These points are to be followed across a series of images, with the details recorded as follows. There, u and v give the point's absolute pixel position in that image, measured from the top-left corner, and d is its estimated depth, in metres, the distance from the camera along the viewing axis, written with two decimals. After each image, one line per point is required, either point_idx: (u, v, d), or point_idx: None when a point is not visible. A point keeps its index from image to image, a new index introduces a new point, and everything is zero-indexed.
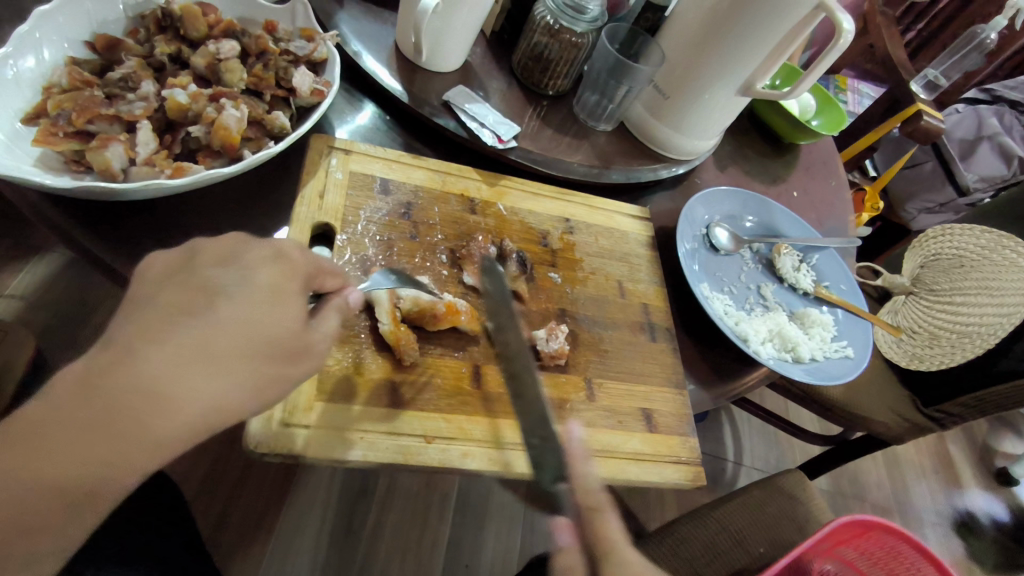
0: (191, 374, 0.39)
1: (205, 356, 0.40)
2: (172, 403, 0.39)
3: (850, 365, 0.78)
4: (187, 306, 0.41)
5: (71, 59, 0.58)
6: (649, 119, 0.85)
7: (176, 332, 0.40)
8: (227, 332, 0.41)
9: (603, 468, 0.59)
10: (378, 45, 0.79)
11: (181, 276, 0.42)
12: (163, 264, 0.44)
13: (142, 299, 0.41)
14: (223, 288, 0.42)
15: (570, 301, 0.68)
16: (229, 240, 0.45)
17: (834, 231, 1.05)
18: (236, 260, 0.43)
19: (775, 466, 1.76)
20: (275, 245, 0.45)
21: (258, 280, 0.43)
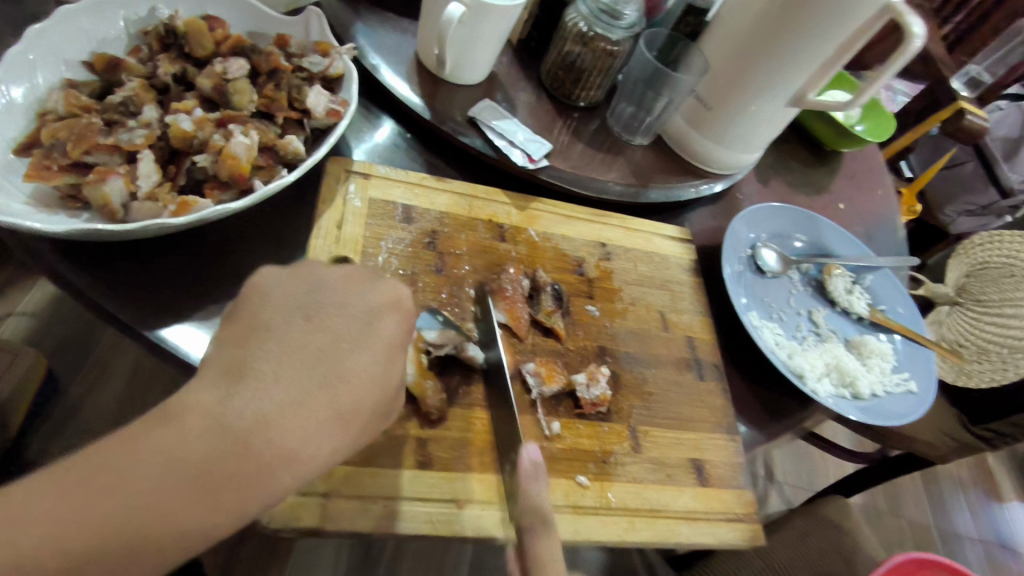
0: (297, 427, 0.38)
1: (304, 411, 0.38)
2: (258, 467, 0.36)
3: (914, 401, 0.72)
4: (308, 350, 0.40)
5: (68, 83, 0.53)
6: (689, 132, 0.79)
7: (293, 379, 0.39)
8: (348, 383, 0.41)
9: (653, 531, 0.53)
10: (396, 56, 0.73)
11: (306, 315, 0.42)
12: (275, 292, 0.42)
13: (263, 330, 0.40)
14: (351, 337, 0.42)
15: (610, 337, 0.62)
16: (347, 286, 0.44)
17: (884, 246, 0.98)
18: (360, 307, 0.44)
19: (809, 484, 1.69)
20: (396, 294, 0.45)
21: (383, 332, 0.44)
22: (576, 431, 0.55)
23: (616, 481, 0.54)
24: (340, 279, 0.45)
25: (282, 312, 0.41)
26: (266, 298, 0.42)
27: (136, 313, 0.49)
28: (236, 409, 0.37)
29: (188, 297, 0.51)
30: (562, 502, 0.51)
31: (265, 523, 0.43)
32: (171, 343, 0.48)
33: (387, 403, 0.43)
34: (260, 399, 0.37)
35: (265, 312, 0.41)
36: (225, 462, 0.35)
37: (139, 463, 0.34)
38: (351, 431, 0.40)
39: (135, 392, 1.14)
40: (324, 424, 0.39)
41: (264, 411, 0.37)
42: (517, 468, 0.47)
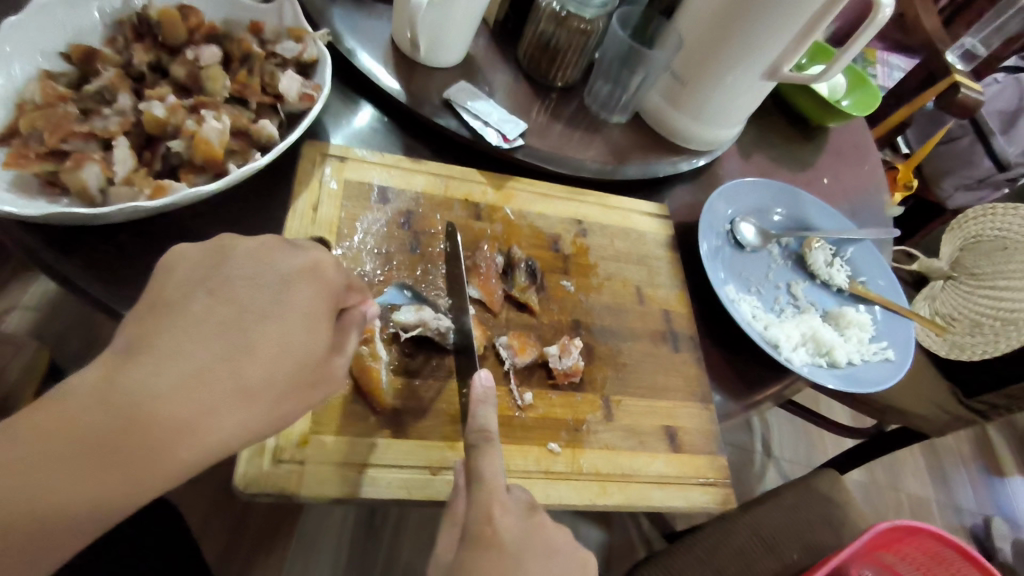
0: (192, 408, 0.35)
1: (202, 393, 0.35)
2: (158, 447, 0.34)
3: (891, 369, 0.73)
4: (209, 321, 0.37)
5: (45, 73, 0.55)
6: (667, 108, 0.79)
7: (193, 358, 0.36)
8: (251, 359, 0.37)
9: (622, 496, 0.55)
10: (373, 41, 0.74)
11: (210, 284, 0.38)
12: (186, 264, 0.39)
13: (167, 304, 0.37)
14: (256, 308, 0.38)
15: (585, 310, 0.64)
16: (267, 251, 0.41)
17: (869, 219, 0.98)
18: (276, 274, 0.40)
19: (806, 460, 1.70)
20: (314, 258, 0.42)
21: (296, 302, 0.40)
22: (549, 401, 0.57)
23: (588, 448, 0.56)
24: (251, 246, 0.41)
25: (184, 285, 0.38)
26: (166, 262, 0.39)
27: (116, 294, 0.51)
28: (131, 387, 0.34)
29: None
30: (533, 468, 0.53)
31: (241, 490, 0.45)
32: None
33: (298, 379, 0.39)
34: (150, 382, 0.34)
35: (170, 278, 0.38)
36: (131, 445, 0.34)
37: (59, 440, 0.33)
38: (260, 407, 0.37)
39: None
40: (222, 402, 0.36)
41: (157, 392, 0.34)
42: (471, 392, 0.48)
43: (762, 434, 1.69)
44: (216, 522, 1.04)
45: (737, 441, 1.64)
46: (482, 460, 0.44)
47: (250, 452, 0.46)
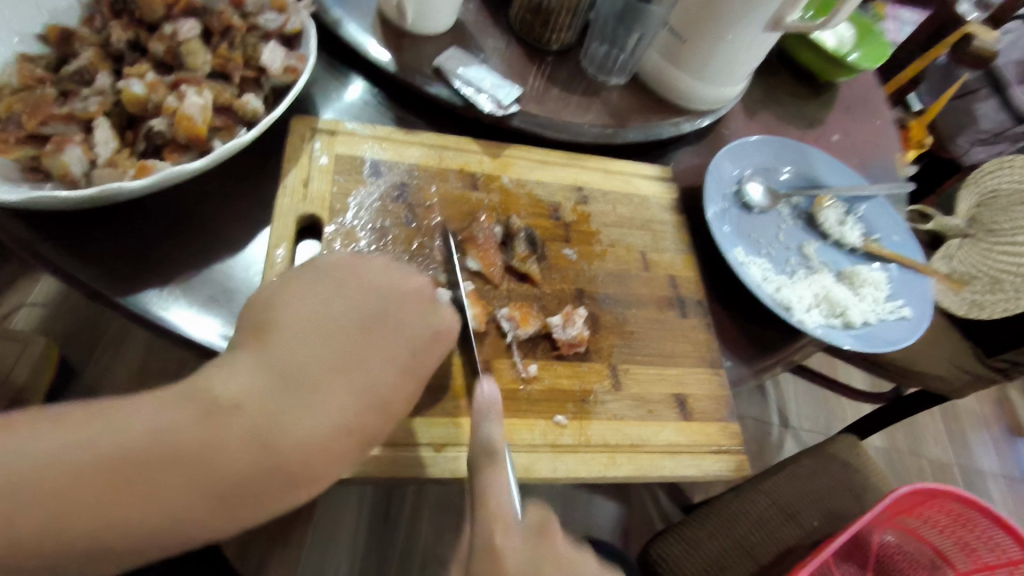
0: (288, 416, 0.39)
1: (300, 401, 0.40)
2: (263, 449, 0.37)
3: (908, 328, 0.70)
4: (327, 344, 0.43)
5: (22, 56, 0.53)
6: (667, 68, 0.76)
7: (303, 370, 0.41)
8: (356, 378, 0.42)
9: (632, 467, 0.53)
10: (359, 10, 0.72)
11: (335, 308, 0.45)
12: (312, 284, 0.46)
13: (293, 322, 0.44)
14: (377, 333, 0.46)
15: (589, 279, 0.62)
16: (410, 308, 0.48)
17: (881, 175, 0.95)
18: (391, 304, 0.48)
19: (825, 428, 1.67)
20: (423, 291, 0.50)
21: (402, 328, 0.47)
22: (554, 371, 0.55)
23: (595, 419, 0.54)
24: (373, 273, 0.49)
25: (310, 303, 0.45)
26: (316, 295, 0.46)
27: (105, 279, 0.50)
28: (263, 388, 0.39)
29: (157, 262, 0.52)
30: (540, 441, 0.51)
31: None
32: (139, 304, 0.49)
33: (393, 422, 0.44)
34: (288, 407, 0.39)
35: (328, 316, 0.45)
36: (207, 449, 0.36)
37: None
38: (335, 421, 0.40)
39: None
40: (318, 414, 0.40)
41: (287, 414, 0.39)
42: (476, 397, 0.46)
43: (779, 405, 1.66)
44: None
45: (754, 412, 1.62)
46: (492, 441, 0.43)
47: None
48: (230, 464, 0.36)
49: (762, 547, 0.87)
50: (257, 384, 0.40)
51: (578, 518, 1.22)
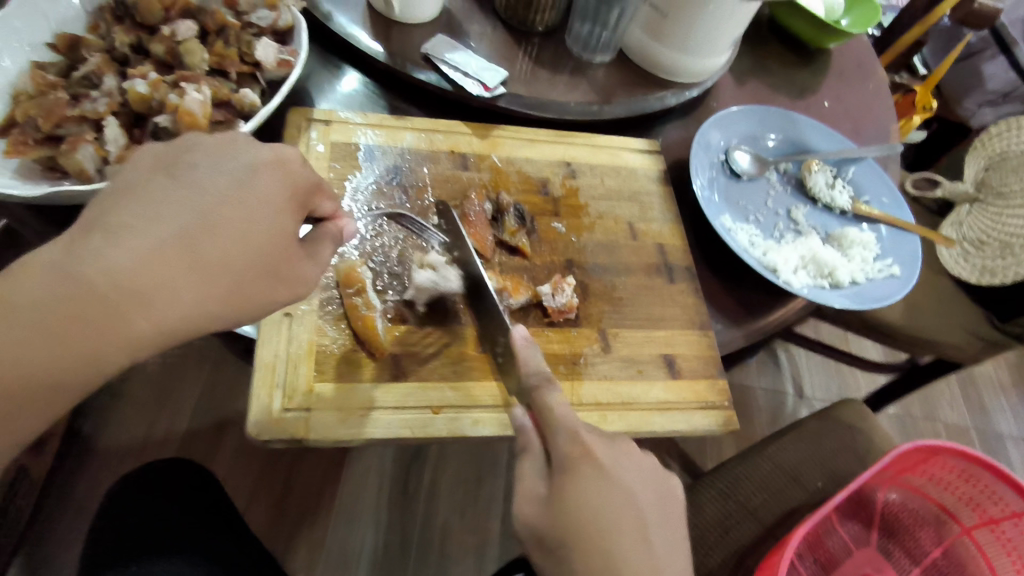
0: (149, 287, 0.36)
1: (156, 270, 0.37)
2: (124, 319, 0.36)
3: (896, 284, 0.71)
4: (177, 207, 0.38)
5: (36, 64, 0.57)
6: (650, 42, 0.78)
7: (152, 235, 0.37)
8: (218, 240, 0.39)
9: (623, 424, 0.56)
10: (348, 3, 0.74)
11: (169, 171, 0.40)
12: (147, 156, 0.40)
13: (126, 188, 0.38)
14: (225, 195, 0.40)
15: (577, 250, 0.65)
16: (221, 146, 0.42)
17: (874, 139, 0.95)
18: (234, 160, 0.42)
19: (841, 392, 1.68)
20: (275, 150, 0.43)
21: (262, 188, 0.41)
22: (545, 337, 0.58)
23: (587, 379, 0.57)
24: (214, 140, 0.42)
25: (145, 171, 0.39)
26: (147, 175, 0.39)
27: None
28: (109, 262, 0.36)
29: None
30: None
31: (256, 438, 0.48)
32: None
33: (273, 257, 0.41)
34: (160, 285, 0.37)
35: (146, 170, 0.39)
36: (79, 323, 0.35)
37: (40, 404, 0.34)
38: (215, 282, 0.39)
39: (169, 397, 1.16)
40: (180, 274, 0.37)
41: (134, 271, 0.36)
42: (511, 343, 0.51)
43: (791, 373, 1.68)
44: (263, 493, 1.12)
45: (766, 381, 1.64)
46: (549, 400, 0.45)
47: (261, 406, 0.49)
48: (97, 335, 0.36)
49: (766, 508, 0.89)
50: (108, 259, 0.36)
51: None
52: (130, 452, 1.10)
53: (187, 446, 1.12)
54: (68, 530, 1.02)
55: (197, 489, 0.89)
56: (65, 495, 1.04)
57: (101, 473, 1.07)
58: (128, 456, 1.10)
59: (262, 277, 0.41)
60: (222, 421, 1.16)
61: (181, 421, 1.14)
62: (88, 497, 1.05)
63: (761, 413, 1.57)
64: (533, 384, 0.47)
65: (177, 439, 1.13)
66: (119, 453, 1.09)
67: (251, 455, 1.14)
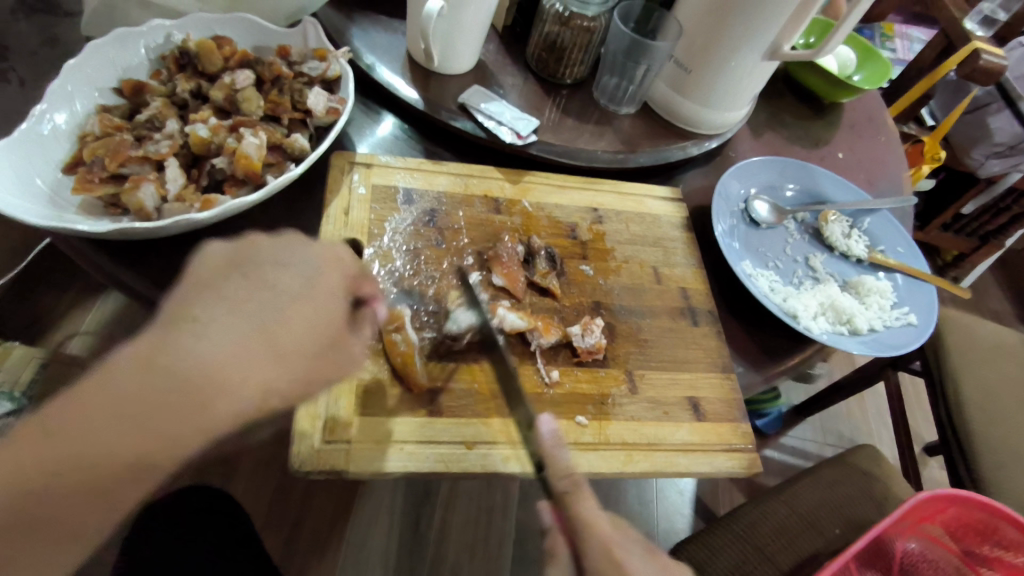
0: (237, 384, 0.37)
1: (241, 366, 0.37)
2: (202, 411, 0.36)
3: (914, 333, 0.73)
4: (255, 309, 0.39)
5: (102, 108, 0.61)
6: (674, 96, 0.82)
7: (237, 332, 0.38)
8: (293, 333, 0.40)
9: (650, 465, 0.58)
10: (389, 55, 0.79)
11: (242, 271, 0.41)
12: (219, 256, 0.41)
13: (205, 289, 0.39)
14: (293, 290, 0.41)
15: (605, 292, 0.67)
16: (284, 241, 0.43)
17: (887, 190, 0.98)
18: (299, 257, 0.43)
19: (872, 435, 1.58)
20: (334, 246, 0.44)
21: (326, 283, 0.42)
22: (574, 377, 0.60)
23: (614, 419, 0.59)
24: (279, 240, 0.43)
25: (218, 271, 0.40)
26: (226, 279, 0.40)
27: None
28: (199, 363, 0.36)
29: None
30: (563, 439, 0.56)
31: (297, 468, 0.50)
32: None
33: (338, 343, 0.42)
34: (243, 380, 0.37)
35: (224, 275, 0.40)
36: (166, 410, 0.36)
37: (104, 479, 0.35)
38: (294, 370, 0.39)
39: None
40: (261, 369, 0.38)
41: (219, 370, 0.37)
42: (540, 438, 0.49)
43: (816, 421, 1.56)
44: (275, 521, 1.12)
45: (795, 432, 1.53)
46: (582, 507, 0.45)
47: (303, 437, 0.51)
48: (176, 429, 0.36)
49: (784, 554, 0.87)
50: (194, 362, 0.36)
51: None
52: None
53: (203, 476, 1.13)
54: (80, 558, 1.01)
55: (228, 525, 0.92)
56: None
57: None
58: None
59: (327, 364, 0.41)
60: (236, 453, 1.17)
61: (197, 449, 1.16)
62: None
63: (788, 467, 1.47)
64: (562, 490, 0.46)
65: (191, 468, 1.13)
66: None
67: (263, 489, 1.15)
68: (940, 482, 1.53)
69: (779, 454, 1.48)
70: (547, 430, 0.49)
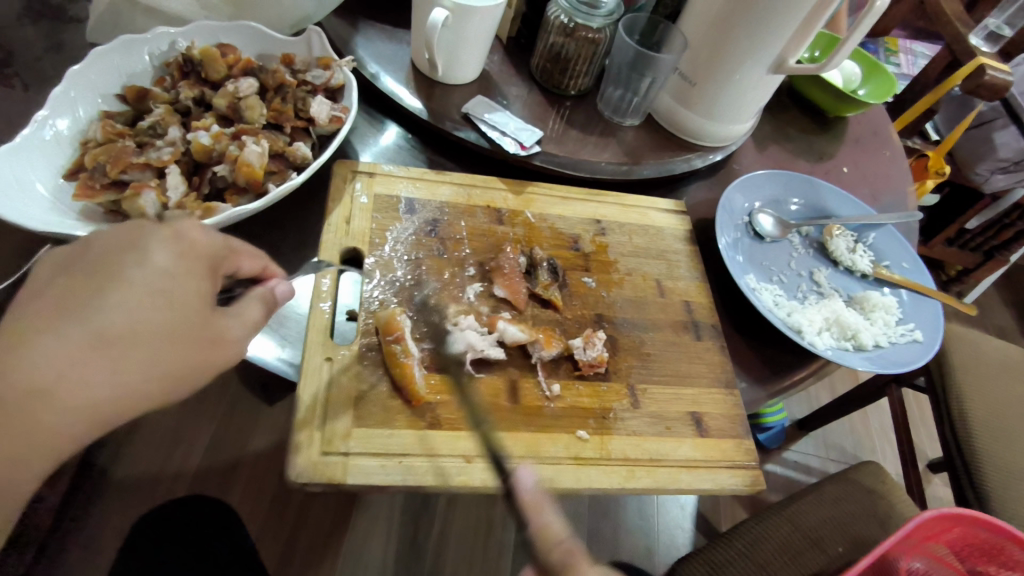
0: (85, 377, 0.39)
1: (88, 359, 0.39)
2: (57, 406, 0.39)
3: (919, 350, 0.72)
4: (92, 301, 0.40)
5: (105, 114, 0.61)
6: (678, 108, 0.82)
7: (73, 328, 0.39)
8: (134, 320, 0.41)
9: (653, 481, 0.57)
10: (394, 64, 0.79)
11: (78, 266, 0.42)
12: (62, 256, 0.43)
13: (45, 290, 0.41)
14: (129, 277, 0.41)
15: (607, 305, 0.66)
16: (131, 229, 0.44)
17: (893, 205, 0.97)
18: (141, 243, 0.43)
19: (876, 451, 1.56)
20: (175, 226, 0.45)
21: (160, 265, 0.42)
22: (575, 391, 0.59)
23: (616, 434, 0.58)
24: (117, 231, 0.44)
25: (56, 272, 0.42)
26: (60, 280, 0.41)
27: None
28: (50, 363, 0.38)
29: None
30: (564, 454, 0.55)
31: (294, 479, 0.49)
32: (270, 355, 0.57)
33: (188, 325, 0.43)
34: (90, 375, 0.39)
35: (59, 275, 0.42)
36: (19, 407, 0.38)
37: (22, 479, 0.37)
38: (141, 356, 0.41)
39: (183, 435, 1.16)
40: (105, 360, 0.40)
41: (58, 367, 0.39)
42: (518, 500, 0.43)
43: (820, 437, 1.55)
44: (271, 530, 1.11)
45: (799, 447, 1.51)
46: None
47: (300, 448, 0.50)
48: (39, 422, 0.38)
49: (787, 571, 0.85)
50: (42, 360, 0.38)
51: (601, 541, 1.25)
52: (140, 487, 1.10)
53: (200, 484, 1.12)
54: (74, 566, 1.00)
55: (213, 535, 0.89)
56: (74, 528, 1.03)
57: (111, 508, 1.07)
58: (139, 491, 1.09)
59: (179, 347, 0.42)
60: (234, 461, 1.16)
61: (194, 457, 1.15)
62: (98, 532, 1.04)
63: (791, 482, 1.45)
64: (553, 562, 0.40)
65: (188, 476, 1.13)
66: (131, 487, 1.09)
67: (260, 497, 1.14)
68: (945, 500, 1.51)
69: (783, 469, 1.47)
70: (527, 488, 0.43)
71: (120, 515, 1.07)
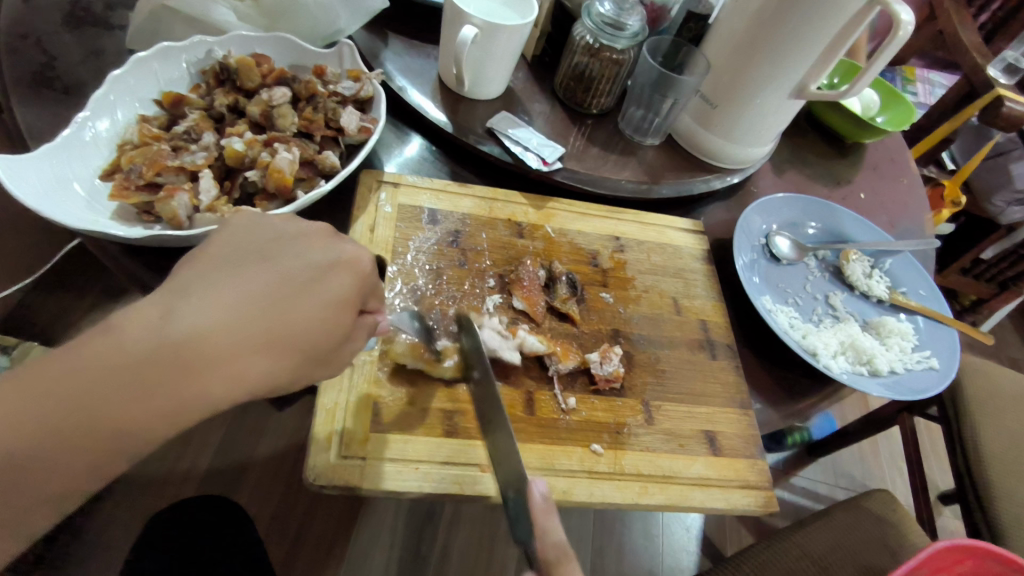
0: (216, 361, 0.36)
1: (218, 343, 0.36)
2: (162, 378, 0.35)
3: (936, 377, 0.72)
4: (251, 289, 0.38)
5: (142, 117, 0.63)
6: (698, 129, 0.83)
7: (223, 307, 0.37)
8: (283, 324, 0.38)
9: (665, 498, 0.57)
10: (420, 78, 0.81)
11: (257, 254, 0.40)
12: (239, 235, 0.41)
13: (213, 260, 0.39)
14: (301, 282, 0.39)
15: (624, 320, 0.67)
16: (305, 238, 0.42)
17: (909, 232, 0.97)
18: (320, 256, 0.41)
19: (885, 480, 1.55)
20: (353, 251, 0.43)
21: (330, 287, 0.40)
22: (590, 404, 0.60)
23: (628, 450, 0.58)
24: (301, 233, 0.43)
25: (233, 248, 0.40)
26: (231, 256, 0.39)
27: None
28: (181, 335, 0.35)
29: None
30: (577, 467, 0.56)
31: (312, 481, 0.50)
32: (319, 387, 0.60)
33: (322, 349, 0.40)
34: (219, 364, 0.36)
35: (230, 253, 0.40)
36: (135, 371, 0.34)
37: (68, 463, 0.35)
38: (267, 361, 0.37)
39: (193, 436, 1.17)
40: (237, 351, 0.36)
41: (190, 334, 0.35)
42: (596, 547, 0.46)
43: (827, 464, 1.53)
44: (277, 534, 1.11)
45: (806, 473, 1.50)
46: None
47: (319, 451, 0.51)
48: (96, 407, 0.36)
49: None
50: (177, 332, 0.35)
51: (605, 560, 1.24)
52: (148, 487, 1.10)
53: (209, 485, 1.13)
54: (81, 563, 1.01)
55: (221, 544, 0.90)
56: (84, 525, 1.04)
57: (119, 506, 1.07)
58: (149, 490, 1.10)
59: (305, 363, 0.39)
60: (242, 464, 1.16)
61: (204, 458, 1.15)
62: (104, 530, 1.04)
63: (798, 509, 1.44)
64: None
65: (197, 477, 1.13)
66: (140, 486, 1.10)
67: (267, 501, 1.14)
68: (955, 533, 1.49)
69: (791, 495, 1.46)
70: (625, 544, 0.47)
71: (129, 513, 1.07)
